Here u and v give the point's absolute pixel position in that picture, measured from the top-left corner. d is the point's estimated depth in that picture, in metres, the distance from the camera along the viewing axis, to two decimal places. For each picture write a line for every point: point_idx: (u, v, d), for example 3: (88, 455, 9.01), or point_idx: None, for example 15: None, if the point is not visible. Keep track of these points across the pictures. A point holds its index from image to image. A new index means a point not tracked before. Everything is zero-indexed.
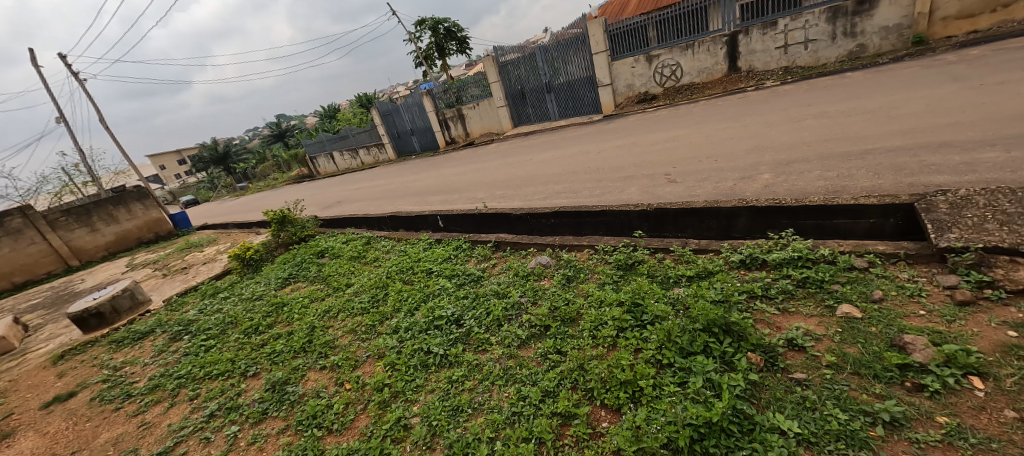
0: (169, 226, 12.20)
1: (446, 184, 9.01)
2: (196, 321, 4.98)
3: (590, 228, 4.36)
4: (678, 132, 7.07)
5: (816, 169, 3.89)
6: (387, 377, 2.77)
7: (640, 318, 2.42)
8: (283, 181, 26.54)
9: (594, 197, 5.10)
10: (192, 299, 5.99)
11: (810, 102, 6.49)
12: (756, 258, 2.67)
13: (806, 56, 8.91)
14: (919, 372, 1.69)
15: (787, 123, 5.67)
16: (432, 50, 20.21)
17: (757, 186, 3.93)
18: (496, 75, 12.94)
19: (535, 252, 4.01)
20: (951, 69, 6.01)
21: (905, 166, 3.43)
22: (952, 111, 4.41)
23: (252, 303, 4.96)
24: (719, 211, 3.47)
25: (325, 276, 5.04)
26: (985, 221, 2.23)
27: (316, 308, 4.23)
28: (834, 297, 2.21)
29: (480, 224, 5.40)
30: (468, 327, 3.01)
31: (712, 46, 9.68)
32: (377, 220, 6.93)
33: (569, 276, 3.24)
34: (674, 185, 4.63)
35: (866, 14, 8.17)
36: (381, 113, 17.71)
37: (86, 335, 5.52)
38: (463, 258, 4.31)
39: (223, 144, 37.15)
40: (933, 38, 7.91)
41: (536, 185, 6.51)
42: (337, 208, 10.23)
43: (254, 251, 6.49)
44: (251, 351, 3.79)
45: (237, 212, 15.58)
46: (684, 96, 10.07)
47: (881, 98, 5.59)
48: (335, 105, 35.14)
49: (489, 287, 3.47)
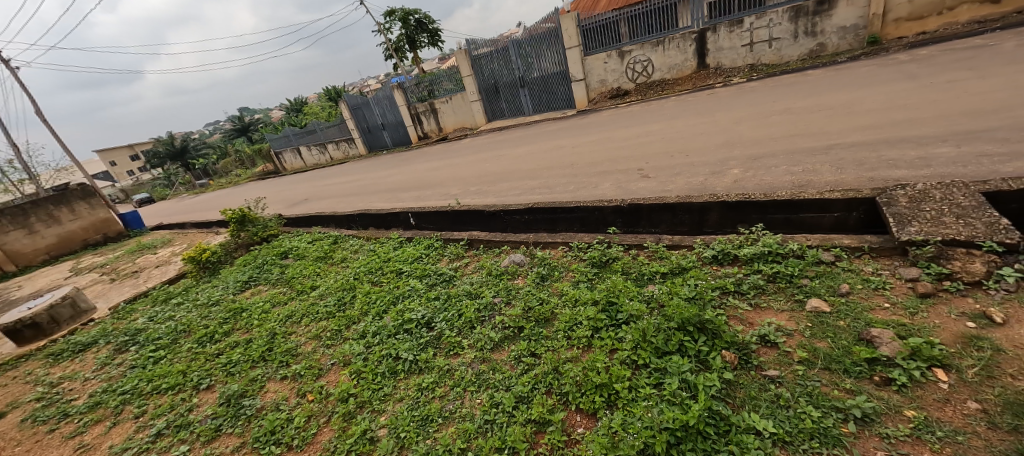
0: (119, 227, 11.41)
1: (419, 180, 8.77)
2: (145, 329, 4.59)
3: (565, 224, 4.30)
4: (650, 128, 7.13)
5: (782, 164, 3.98)
6: (353, 386, 2.61)
7: (615, 317, 2.36)
8: (248, 177, 25.33)
9: (569, 193, 5.05)
10: (142, 306, 5.54)
11: (775, 98, 6.67)
12: (728, 253, 2.67)
13: (770, 54, 9.19)
14: (886, 366, 1.70)
15: (754, 119, 5.81)
16: (402, 43, 19.67)
17: (727, 180, 3.98)
18: (468, 69, 12.71)
19: (509, 250, 3.92)
20: (903, 68, 6.30)
21: (865, 160, 3.54)
22: (906, 108, 4.60)
23: (208, 309, 4.62)
24: (691, 206, 3.48)
25: (288, 279, 4.77)
26: (941, 215, 2.29)
27: (278, 314, 3.97)
28: (803, 292, 2.22)
29: (453, 222, 5.26)
30: (439, 330, 2.89)
31: (681, 43, 9.83)
32: (346, 218, 6.65)
33: (543, 275, 3.16)
34: (648, 181, 4.64)
35: (826, 14, 8.46)
36: (351, 106, 17.12)
37: (20, 348, 5.00)
38: (435, 258, 4.16)
39: (181, 139, 35.06)
40: (886, 38, 8.30)
41: (511, 181, 6.42)
42: (304, 205, 9.81)
43: (211, 253, 6.05)
44: (205, 361, 3.52)
45: (195, 211, 14.70)
46: (655, 92, 10.20)
47: (841, 95, 5.80)
48: (302, 98, 33.78)
49: (461, 288, 3.35)
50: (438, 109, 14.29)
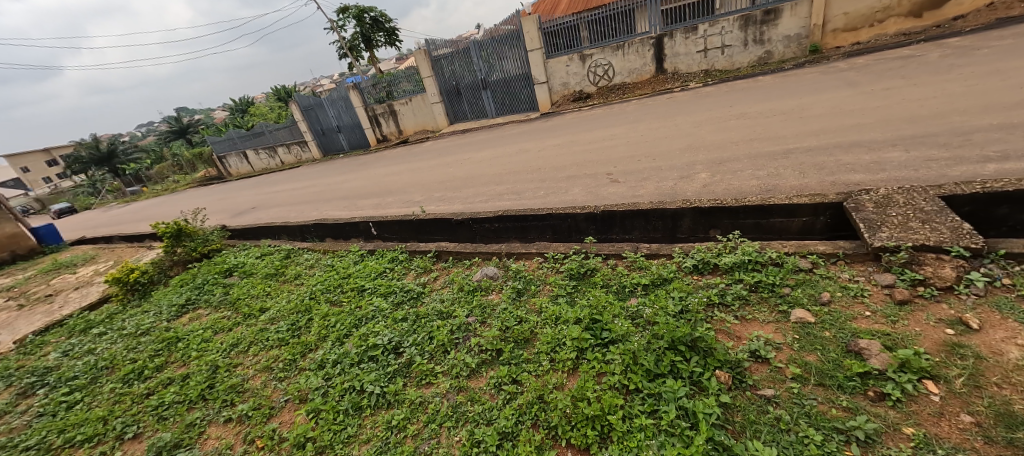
0: (30, 243, 10.39)
1: (378, 186, 8.33)
2: (58, 367, 3.88)
3: (536, 232, 4.16)
4: (614, 131, 7.16)
5: (747, 168, 4.05)
6: (311, 428, 2.28)
7: (600, 336, 2.23)
8: (188, 183, 23.35)
9: (539, 199, 4.91)
10: (54, 337, 4.76)
11: (731, 103, 6.91)
12: (708, 262, 2.62)
13: (723, 60, 9.60)
14: (878, 379, 1.67)
15: (714, 123, 5.97)
16: (357, 41, 18.83)
17: (696, 185, 3.99)
18: (428, 70, 12.34)
19: (480, 262, 3.71)
20: (844, 76, 6.74)
21: (824, 165, 3.66)
22: (853, 113, 4.87)
23: (136, 340, 4.02)
24: (665, 212, 3.45)
25: (233, 301, 4.28)
26: (908, 220, 2.36)
27: (221, 343, 3.52)
28: (787, 302, 2.19)
29: (418, 232, 4.97)
30: (409, 356, 2.63)
31: (640, 48, 10.04)
32: (299, 229, 6.15)
33: (519, 290, 2.98)
34: (617, 186, 4.60)
35: (772, 23, 8.93)
36: (302, 108, 16.14)
37: None
38: (399, 273, 3.87)
39: (108, 142, 31.79)
40: (825, 47, 8.90)
41: (478, 186, 6.20)
42: (251, 215, 9.05)
43: (141, 272, 5.32)
44: (132, 405, 3.02)
45: (125, 222, 13.32)
46: (616, 95, 10.37)
47: (792, 100, 6.09)
48: (249, 98, 31.72)
49: (431, 306, 3.10)
50: (397, 111, 13.78)
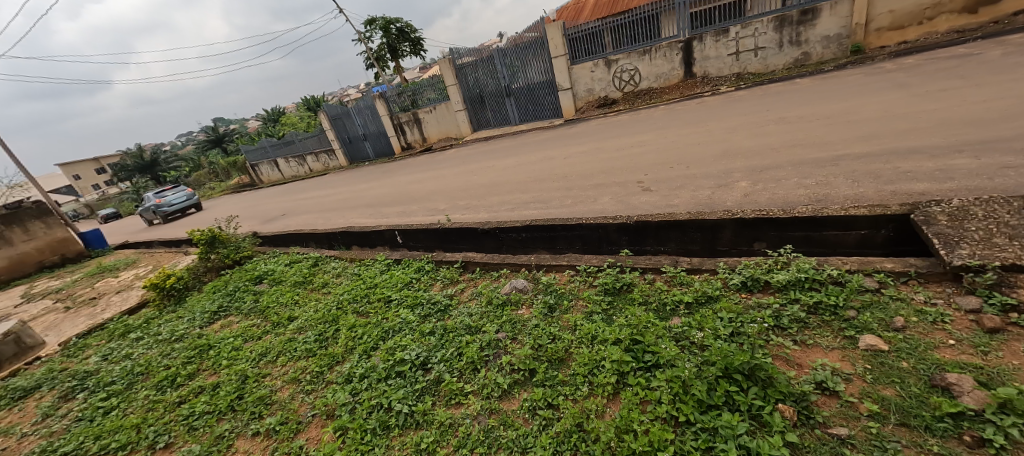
0: (78, 247, 11.57)
1: (402, 193, 8.36)
2: (98, 371, 4.00)
3: (565, 242, 4.06)
4: (642, 137, 6.96)
5: (792, 176, 3.80)
6: (338, 448, 2.20)
7: (642, 359, 2.07)
8: (222, 191, 24.44)
9: (567, 208, 4.76)
10: (97, 340, 4.95)
11: (766, 107, 6.59)
12: (759, 279, 2.42)
13: (756, 63, 9.24)
14: (975, 422, 1.45)
15: (750, 128, 5.69)
16: (383, 52, 19.26)
17: (736, 194, 3.77)
18: (452, 78, 12.44)
19: (508, 273, 3.58)
20: (892, 77, 6.34)
21: (880, 172, 3.39)
22: (905, 116, 4.54)
23: (170, 346, 4.09)
24: (703, 223, 3.29)
25: (262, 309, 4.32)
26: (992, 235, 2.12)
27: (250, 351, 3.54)
28: (853, 326, 1.98)
29: (444, 240, 4.94)
30: (437, 372, 2.53)
31: (668, 52, 9.80)
32: (326, 236, 6.29)
33: (551, 305, 2.85)
34: (649, 194, 4.43)
35: (809, 23, 8.56)
36: (330, 117, 16.59)
37: None
38: (425, 283, 3.80)
39: (152, 151, 33.73)
40: (869, 47, 8.45)
41: (502, 194, 6.13)
42: (281, 221, 9.31)
43: (176, 278, 5.44)
44: (164, 413, 3.04)
45: (164, 226, 14.11)
46: (643, 101, 10.12)
47: (835, 103, 5.74)
48: (281, 108, 32.98)
49: (459, 320, 3.01)
50: (422, 119, 13.95)
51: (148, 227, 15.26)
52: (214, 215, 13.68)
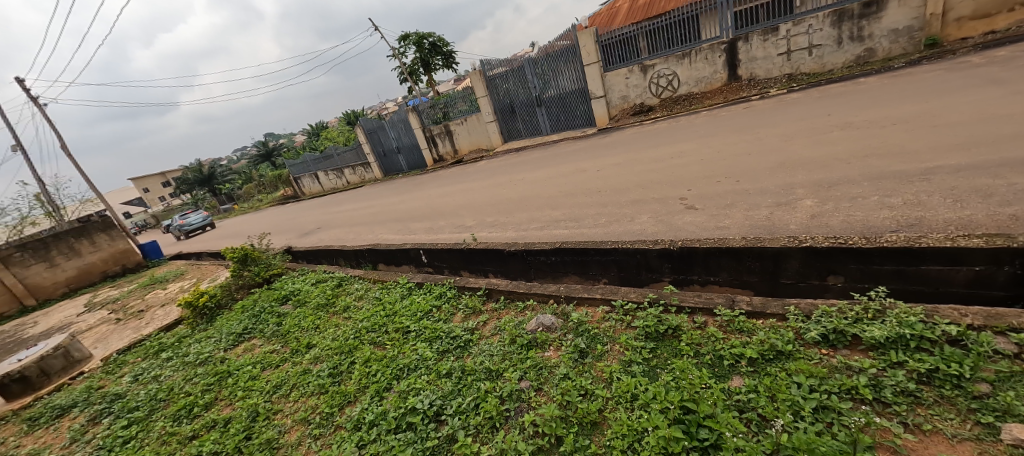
0: (137, 258, 12.40)
1: (431, 208, 8.25)
2: (127, 393, 4.02)
3: (599, 268, 3.68)
4: (683, 147, 6.43)
5: (870, 193, 3.22)
6: None
7: (697, 436, 1.66)
8: (269, 202, 25.81)
9: (601, 228, 4.38)
10: (133, 358, 5.07)
11: (827, 110, 5.89)
12: (844, 332, 1.94)
13: (810, 62, 8.44)
14: None
15: (810, 135, 5.06)
16: (417, 66, 19.65)
17: (801, 215, 3.24)
18: (483, 90, 12.36)
19: (536, 305, 3.24)
20: (982, 73, 5.48)
21: (989, 190, 2.78)
22: (1009, 119, 3.81)
23: (194, 370, 4.06)
24: (763, 252, 2.82)
25: (284, 333, 4.22)
26: None
27: (266, 382, 3.40)
28: (988, 408, 1.48)
29: (469, 261, 4.68)
30: (450, 428, 2.22)
31: (710, 54, 9.17)
32: (354, 253, 6.23)
33: (581, 350, 2.48)
34: (694, 213, 3.96)
35: (874, 16, 7.72)
36: (366, 130, 17.04)
37: (7, 404, 4.92)
38: (446, 313, 3.53)
39: (210, 166, 36.38)
40: (947, 40, 7.47)
41: (531, 210, 5.82)
42: (315, 235, 9.50)
43: (209, 297, 5.53)
44: (175, 449, 2.92)
45: (213, 237, 14.98)
46: (682, 107, 9.52)
47: (913, 104, 5.00)
48: (323, 123, 34.61)
49: (479, 361, 2.70)
50: (453, 131, 13.96)
51: (200, 238, 16.30)
52: (256, 227, 14.36)
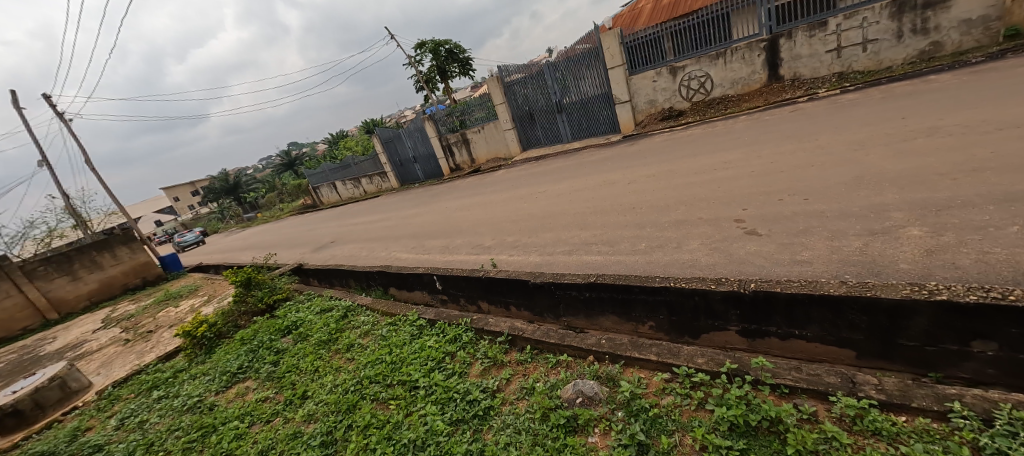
0: (157, 270, 12.35)
1: (448, 223, 7.77)
2: (108, 442, 3.61)
3: (644, 309, 3.04)
4: (727, 157, 5.72)
5: (1005, 222, 2.50)
6: None
7: None
8: (290, 211, 26.05)
9: (641, 255, 3.75)
10: (127, 393, 4.68)
11: (899, 113, 5.10)
12: None
13: (864, 59, 7.59)
14: None
15: (886, 142, 4.32)
16: (433, 74, 19.41)
17: (912, 251, 2.54)
18: (501, 97, 11.85)
19: (571, 362, 2.64)
20: None
21: None
22: None
23: (179, 418, 3.61)
24: (875, 305, 2.15)
25: (279, 377, 3.73)
26: None
27: (250, 446, 2.89)
28: None
29: (488, 291, 4.12)
30: None
31: (747, 54, 8.41)
32: (364, 274, 5.76)
33: (640, 442, 1.85)
34: (758, 241, 3.29)
35: (941, 6, 6.86)
36: (382, 140, 16.82)
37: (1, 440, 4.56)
38: (461, 364, 2.95)
39: (234, 175, 37.26)
40: None
41: (556, 230, 5.23)
42: (328, 250, 9.15)
43: (207, 326, 5.14)
44: None
45: (231, 249, 14.95)
46: (717, 110, 8.76)
47: (1014, 106, 4.20)
48: (343, 132, 35.03)
49: (502, 446, 2.10)
50: (470, 139, 13.51)
51: (219, 249, 16.34)
52: (272, 238, 14.23)
